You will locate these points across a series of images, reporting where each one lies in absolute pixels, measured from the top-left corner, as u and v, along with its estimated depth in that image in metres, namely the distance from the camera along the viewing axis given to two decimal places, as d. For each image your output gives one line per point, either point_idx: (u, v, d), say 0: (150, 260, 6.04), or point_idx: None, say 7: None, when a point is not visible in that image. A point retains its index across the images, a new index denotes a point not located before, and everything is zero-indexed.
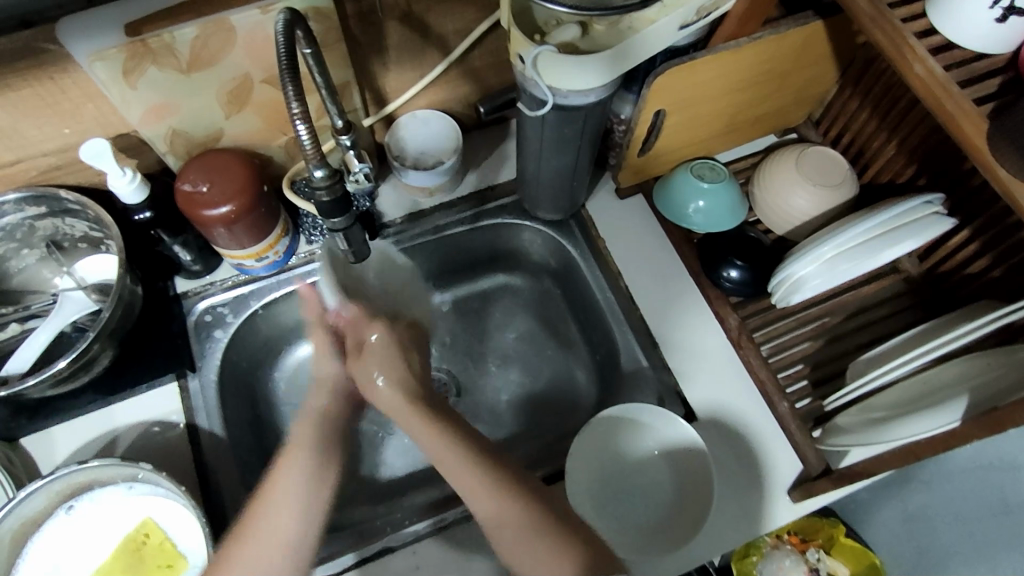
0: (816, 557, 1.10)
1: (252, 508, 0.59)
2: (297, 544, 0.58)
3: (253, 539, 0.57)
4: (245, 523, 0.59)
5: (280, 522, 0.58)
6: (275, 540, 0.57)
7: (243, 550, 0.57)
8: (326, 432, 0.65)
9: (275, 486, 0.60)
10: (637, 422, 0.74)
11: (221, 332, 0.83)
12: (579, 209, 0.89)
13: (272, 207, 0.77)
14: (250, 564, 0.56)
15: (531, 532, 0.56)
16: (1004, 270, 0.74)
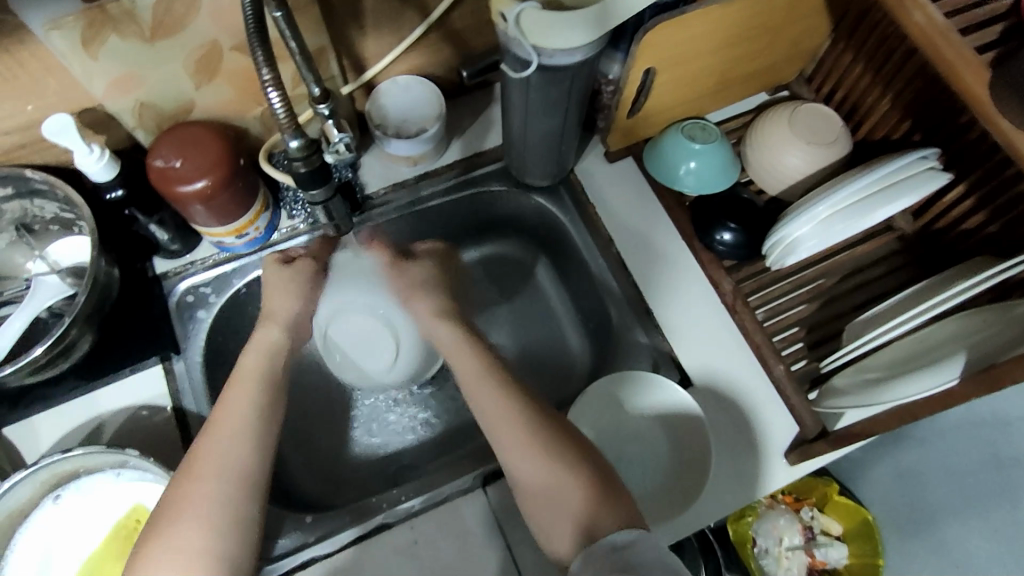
0: (810, 515, 1.13)
1: (194, 455, 0.61)
2: (240, 479, 0.61)
3: (203, 471, 0.60)
4: (195, 457, 0.61)
5: (227, 450, 0.62)
6: (223, 471, 0.60)
7: (199, 481, 0.60)
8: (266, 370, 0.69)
9: (216, 431, 0.63)
10: (638, 389, 0.74)
11: (204, 312, 0.80)
12: (568, 174, 0.87)
13: (250, 181, 0.74)
14: (203, 498, 0.58)
15: (555, 452, 0.62)
16: (1001, 225, 0.73)
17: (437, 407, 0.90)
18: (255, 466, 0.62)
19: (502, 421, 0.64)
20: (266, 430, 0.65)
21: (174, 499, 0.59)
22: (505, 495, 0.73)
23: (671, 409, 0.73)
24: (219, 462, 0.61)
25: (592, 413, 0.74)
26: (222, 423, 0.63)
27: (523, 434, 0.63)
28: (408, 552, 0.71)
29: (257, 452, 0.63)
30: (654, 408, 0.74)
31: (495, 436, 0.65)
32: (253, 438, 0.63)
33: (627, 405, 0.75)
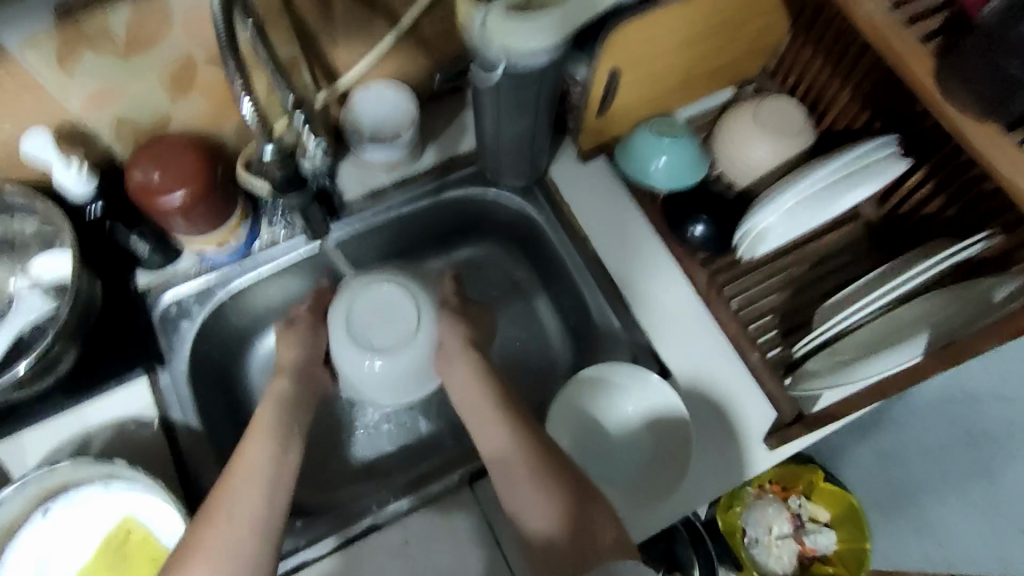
0: (798, 503, 1.15)
1: (214, 495, 0.61)
2: (262, 529, 0.59)
3: (221, 519, 0.59)
4: (211, 502, 0.60)
5: (250, 499, 0.61)
6: (243, 518, 0.59)
7: (217, 524, 0.58)
8: (286, 421, 0.69)
9: (236, 474, 0.62)
10: (619, 381, 0.75)
11: (188, 323, 0.81)
12: (543, 175, 0.88)
13: (229, 191, 0.76)
14: (220, 538, 0.57)
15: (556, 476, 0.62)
16: (959, 208, 0.76)
17: (423, 410, 0.91)
18: (273, 513, 0.61)
19: (514, 447, 0.65)
20: (286, 472, 0.64)
21: (190, 546, 0.57)
22: (492, 491, 0.75)
23: (650, 403, 0.74)
24: (239, 503, 0.60)
25: (579, 400, 0.76)
26: (240, 464, 0.63)
27: (518, 440, 0.65)
28: (399, 551, 0.72)
29: (276, 496, 0.62)
30: (631, 403, 0.75)
31: (503, 456, 0.65)
32: (275, 480, 0.63)
33: (609, 397, 0.76)
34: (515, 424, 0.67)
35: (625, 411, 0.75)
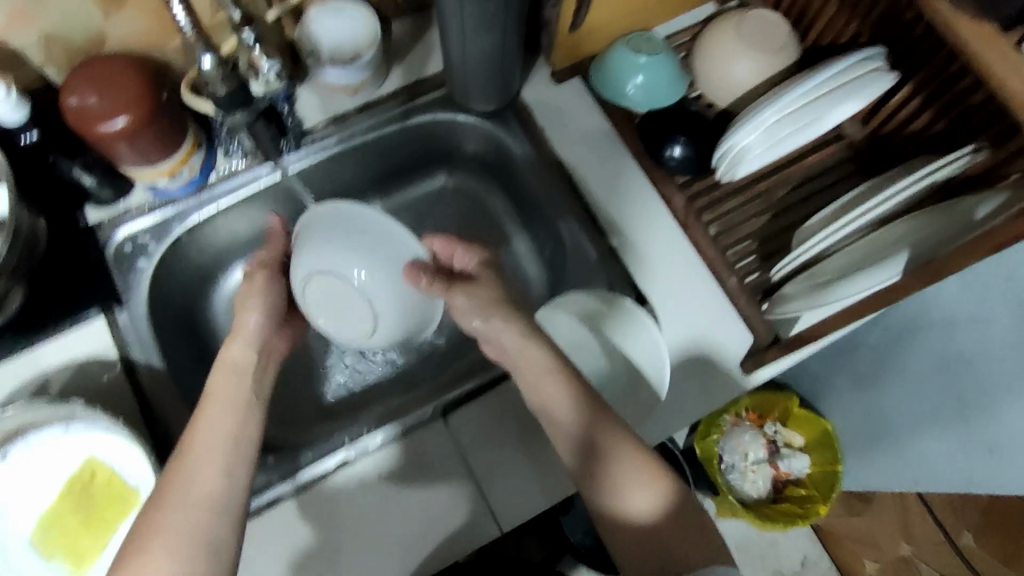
0: (773, 430, 1.22)
1: (169, 470, 0.53)
2: (223, 507, 0.52)
3: (173, 498, 0.51)
4: (165, 483, 0.52)
5: (206, 473, 0.53)
6: (202, 499, 0.51)
7: (172, 505, 0.50)
8: (242, 385, 0.61)
9: (189, 448, 0.54)
10: (609, 317, 0.72)
11: (145, 261, 0.77)
12: (515, 97, 0.84)
13: (177, 117, 0.70)
14: (175, 525, 0.49)
15: (619, 451, 0.58)
16: (946, 123, 0.73)
17: (396, 345, 0.89)
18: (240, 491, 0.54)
19: (552, 411, 0.61)
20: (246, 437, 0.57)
21: (142, 529, 0.49)
22: (466, 423, 0.74)
23: (637, 350, 0.72)
24: (194, 479, 0.52)
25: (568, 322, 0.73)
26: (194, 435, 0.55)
27: (560, 396, 0.61)
28: (373, 483, 0.71)
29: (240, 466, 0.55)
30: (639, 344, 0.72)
31: (549, 412, 0.61)
32: (234, 449, 0.55)
33: (600, 330, 0.72)
34: (537, 380, 0.62)
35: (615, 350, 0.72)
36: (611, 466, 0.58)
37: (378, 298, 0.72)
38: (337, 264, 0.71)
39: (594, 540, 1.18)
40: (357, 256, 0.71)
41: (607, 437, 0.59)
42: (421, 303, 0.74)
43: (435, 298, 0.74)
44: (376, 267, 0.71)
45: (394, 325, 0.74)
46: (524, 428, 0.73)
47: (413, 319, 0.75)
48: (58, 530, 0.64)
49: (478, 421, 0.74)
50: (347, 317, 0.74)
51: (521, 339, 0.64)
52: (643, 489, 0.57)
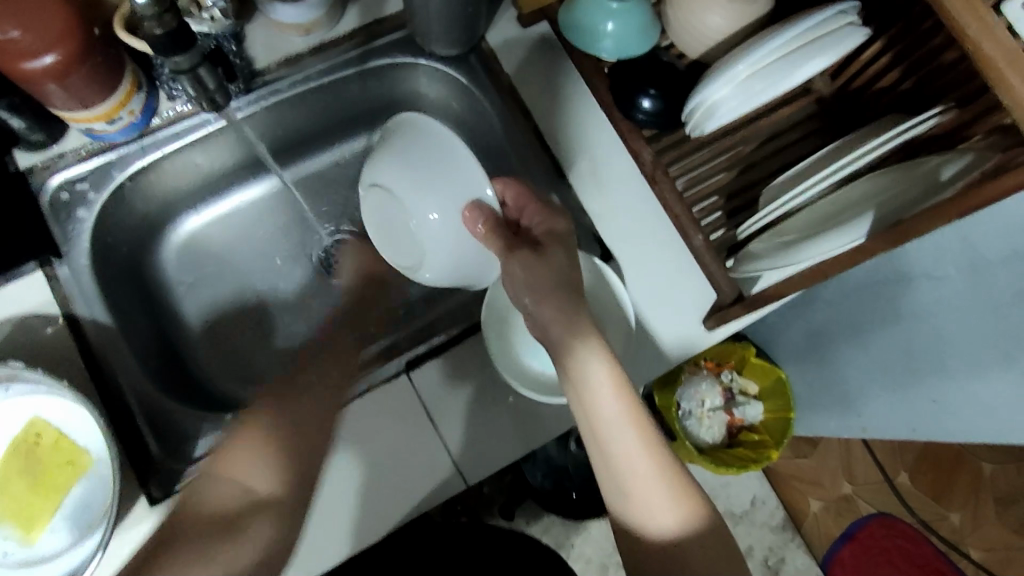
0: (730, 377, 1.26)
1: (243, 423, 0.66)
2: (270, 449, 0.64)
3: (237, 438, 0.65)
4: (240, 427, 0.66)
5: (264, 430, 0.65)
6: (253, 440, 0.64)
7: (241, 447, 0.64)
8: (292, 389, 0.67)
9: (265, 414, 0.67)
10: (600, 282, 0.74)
11: (86, 211, 0.72)
12: (479, 41, 0.80)
13: (112, 56, 0.65)
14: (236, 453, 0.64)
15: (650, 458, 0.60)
16: (914, 82, 0.72)
17: (357, 298, 0.88)
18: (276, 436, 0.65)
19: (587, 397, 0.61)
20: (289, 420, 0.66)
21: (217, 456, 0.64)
22: (431, 379, 0.73)
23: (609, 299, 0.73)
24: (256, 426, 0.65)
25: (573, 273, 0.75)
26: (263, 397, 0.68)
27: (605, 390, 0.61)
28: (336, 442, 0.70)
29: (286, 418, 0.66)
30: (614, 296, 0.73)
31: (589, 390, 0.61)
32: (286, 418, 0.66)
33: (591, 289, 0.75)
34: (575, 348, 0.62)
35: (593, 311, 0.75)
36: (643, 478, 0.59)
37: (432, 241, 0.71)
38: (404, 192, 0.72)
39: (555, 484, 1.21)
40: (427, 194, 0.70)
41: (631, 439, 0.60)
42: (474, 262, 0.72)
43: (490, 256, 0.72)
44: (443, 206, 0.69)
45: (439, 269, 0.73)
46: (488, 383, 0.73)
47: (462, 274, 0.73)
48: (3, 494, 0.62)
49: (442, 377, 0.73)
50: (400, 244, 0.75)
51: (565, 327, 0.63)
52: (670, 505, 0.59)
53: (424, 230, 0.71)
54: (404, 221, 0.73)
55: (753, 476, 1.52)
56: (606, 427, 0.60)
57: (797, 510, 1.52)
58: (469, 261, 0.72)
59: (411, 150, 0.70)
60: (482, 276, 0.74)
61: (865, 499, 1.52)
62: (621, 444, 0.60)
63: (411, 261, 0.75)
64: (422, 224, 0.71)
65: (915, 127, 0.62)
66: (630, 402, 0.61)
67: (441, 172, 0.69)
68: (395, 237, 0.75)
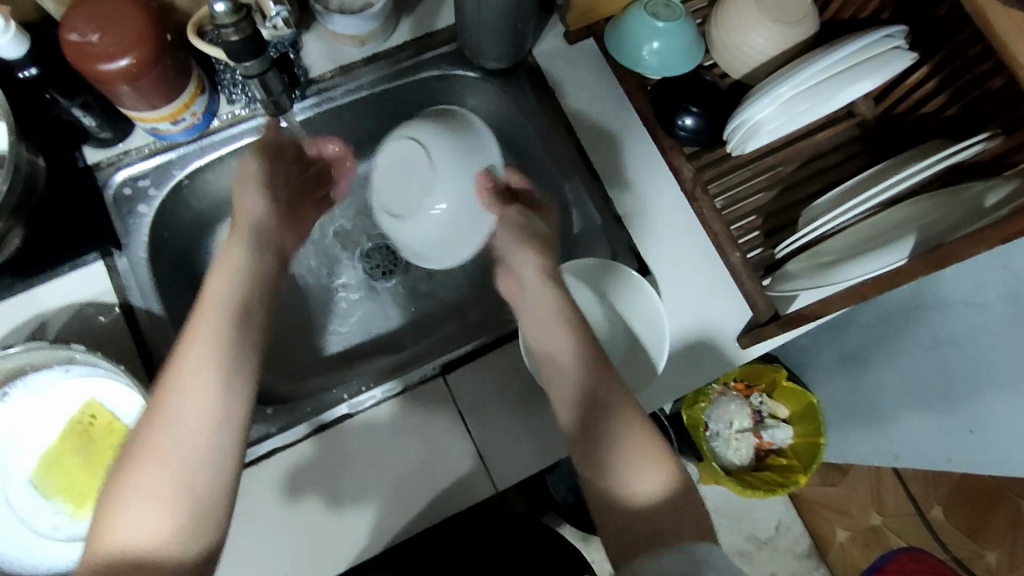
0: (759, 400, 1.25)
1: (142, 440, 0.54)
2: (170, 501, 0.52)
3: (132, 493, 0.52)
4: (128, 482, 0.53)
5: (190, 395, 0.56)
6: (149, 498, 0.52)
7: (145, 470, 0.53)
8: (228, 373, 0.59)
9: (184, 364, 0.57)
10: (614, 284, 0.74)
11: (146, 207, 0.76)
12: (526, 56, 0.83)
13: (181, 59, 0.68)
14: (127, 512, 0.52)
15: (617, 422, 0.61)
16: (959, 108, 0.72)
17: (396, 301, 0.90)
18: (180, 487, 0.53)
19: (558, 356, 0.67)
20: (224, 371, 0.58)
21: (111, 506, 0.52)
22: (465, 381, 0.74)
23: (638, 311, 0.73)
24: (154, 467, 0.53)
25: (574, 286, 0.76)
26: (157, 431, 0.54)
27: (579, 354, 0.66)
28: (370, 440, 0.72)
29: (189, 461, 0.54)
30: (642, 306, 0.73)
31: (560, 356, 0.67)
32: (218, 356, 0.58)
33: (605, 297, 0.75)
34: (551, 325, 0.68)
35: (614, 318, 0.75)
36: (611, 450, 0.60)
37: (427, 219, 0.78)
38: (420, 167, 0.77)
39: (578, 498, 1.21)
40: (440, 187, 0.76)
41: (610, 416, 0.62)
42: (451, 246, 0.80)
43: (466, 251, 0.81)
44: (459, 192, 0.77)
45: (418, 238, 0.80)
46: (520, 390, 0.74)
47: (431, 251, 0.81)
48: (57, 471, 0.65)
49: (475, 379, 0.75)
50: (396, 196, 0.80)
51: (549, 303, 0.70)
52: (645, 470, 0.59)
53: (421, 211, 0.77)
54: (403, 189, 0.79)
55: (777, 500, 1.50)
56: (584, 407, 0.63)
57: (823, 539, 1.49)
58: (439, 239, 0.80)
59: (454, 138, 0.77)
60: (442, 256, 0.82)
61: (895, 532, 1.49)
62: (598, 417, 0.62)
63: (398, 213, 0.80)
64: (423, 209, 0.77)
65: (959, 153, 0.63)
66: (608, 386, 0.64)
67: (473, 165, 0.77)
68: (380, 201, 0.82)
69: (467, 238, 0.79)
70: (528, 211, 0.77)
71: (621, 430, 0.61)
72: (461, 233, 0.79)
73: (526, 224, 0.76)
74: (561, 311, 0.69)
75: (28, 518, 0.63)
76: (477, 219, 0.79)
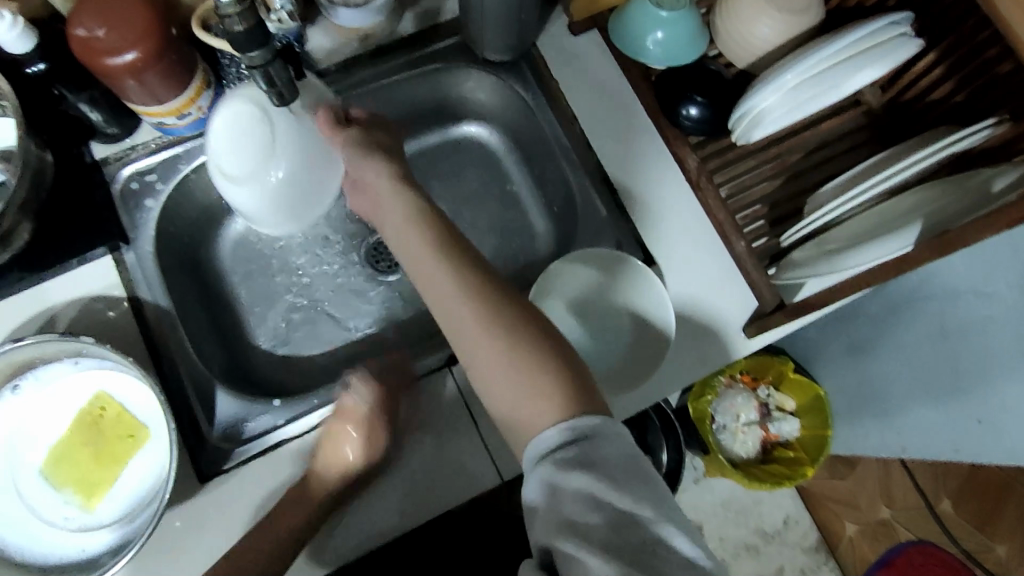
0: (766, 393, 1.25)
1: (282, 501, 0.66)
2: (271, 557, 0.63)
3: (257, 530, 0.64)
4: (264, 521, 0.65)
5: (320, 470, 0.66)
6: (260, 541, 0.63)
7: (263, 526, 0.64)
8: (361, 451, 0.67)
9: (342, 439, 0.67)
10: (620, 273, 0.75)
11: (153, 201, 0.77)
12: (530, 47, 0.83)
13: (186, 54, 0.68)
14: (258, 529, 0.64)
15: (531, 357, 0.55)
16: (967, 95, 0.72)
17: (401, 293, 0.89)
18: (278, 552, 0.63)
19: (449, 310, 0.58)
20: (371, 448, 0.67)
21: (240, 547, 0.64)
22: (470, 373, 0.75)
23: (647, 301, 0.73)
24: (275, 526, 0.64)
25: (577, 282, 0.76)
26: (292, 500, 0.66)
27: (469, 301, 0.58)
28: None
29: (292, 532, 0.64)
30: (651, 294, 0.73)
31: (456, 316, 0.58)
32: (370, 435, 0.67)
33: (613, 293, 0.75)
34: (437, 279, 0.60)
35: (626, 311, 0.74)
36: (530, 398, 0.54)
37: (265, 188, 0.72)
38: (246, 135, 0.70)
39: None
40: (283, 155, 0.70)
41: (549, 423, 0.52)
42: (272, 215, 0.76)
43: (298, 211, 0.77)
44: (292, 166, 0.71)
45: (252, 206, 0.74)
46: None
47: (265, 217, 0.76)
48: (68, 463, 0.65)
49: None
50: (230, 157, 0.71)
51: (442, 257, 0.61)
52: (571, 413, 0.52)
53: (264, 184, 0.71)
54: (278, 151, 0.70)
55: (785, 494, 1.50)
56: (513, 408, 0.54)
57: (831, 533, 1.49)
58: (304, 199, 0.76)
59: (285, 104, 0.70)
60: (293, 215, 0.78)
61: (903, 525, 1.49)
62: (534, 407, 0.53)
63: (235, 174, 0.71)
64: (263, 179, 0.71)
65: (964, 140, 0.62)
66: (533, 358, 0.55)
67: (292, 143, 0.70)
68: (243, 155, 0.70)
69: (314, 185, 0.75)
70: (371, 128, 0.71)
71: (534, 368, 0.55)
72: (298, 201, 0.76)
73: (369, 140, 0.69)
74: (469, 296, 0.58)
75: (39, 508, 0.64)
76: (321, 156, 0.73)
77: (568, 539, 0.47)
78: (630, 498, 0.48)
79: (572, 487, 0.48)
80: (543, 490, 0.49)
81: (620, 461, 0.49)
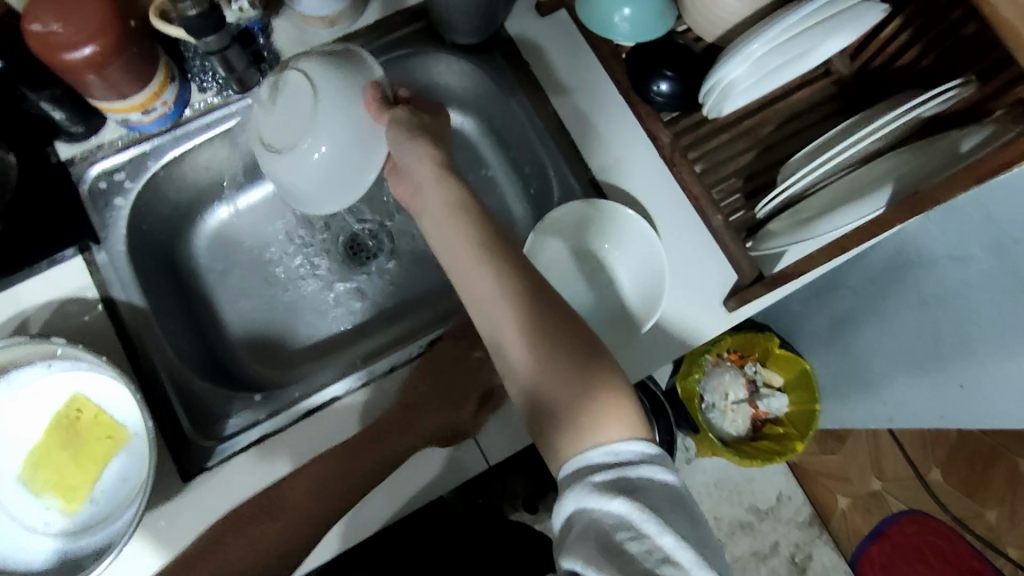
0: (753, 369, 1.26)
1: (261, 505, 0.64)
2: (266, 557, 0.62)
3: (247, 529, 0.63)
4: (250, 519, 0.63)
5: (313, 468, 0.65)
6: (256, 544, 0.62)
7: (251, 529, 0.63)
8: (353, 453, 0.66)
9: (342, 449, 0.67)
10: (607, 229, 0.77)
11: (122, 199, 0.76)
12: (498, 30, 0.82)
13: (147, 47, 0.67)
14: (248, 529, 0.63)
15: (555, 352, 0.55)
16: (934, 59, 0.72)
17: (380, 284, 0.89)
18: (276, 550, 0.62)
19: (480, 300, 0.58)
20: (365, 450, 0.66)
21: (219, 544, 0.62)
22: (452, 359, 0.74)
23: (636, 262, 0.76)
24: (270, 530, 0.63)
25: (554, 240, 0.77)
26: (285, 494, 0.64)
27: (501, 295, 0.57)
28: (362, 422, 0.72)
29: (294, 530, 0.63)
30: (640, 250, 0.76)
31: (486, 308, 0.58)
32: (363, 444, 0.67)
33: (589, 244, 0.78)
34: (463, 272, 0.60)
35: (605, 262, 0.78)
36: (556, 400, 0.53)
37: (309, 163, 0.69)
38: (300, 103, 0.67)
39: None
40: (322, 128, 0.67)
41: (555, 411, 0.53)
42: (315, 193, 0.72)
43: (345, 194, 0.73)
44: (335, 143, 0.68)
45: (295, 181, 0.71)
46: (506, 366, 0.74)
47: (309, 195, 0.73)
48: (47, 467, 0.64)
49: (463, 357, 0.74)
50: (282, 125, 0.69)
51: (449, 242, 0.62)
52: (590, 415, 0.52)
53: (301, 158, 0.68)
54: (321, 124, 0.67)
55: (777, 471, 1.50)
56: (555, 405, 0.53)
57: (824, 507, 1.50)
58: (350, 179, 0.72)
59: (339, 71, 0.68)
60: (342, 195, 0.74)
61: (893, 495, 1.50)
62: (555, 407, 0.53)
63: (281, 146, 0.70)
64: (301, 153, 0.68)
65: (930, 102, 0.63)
66: (568, 367, 0.55)
67: (341, 115, 0.67)
68: (290, 124, 0.68)
69: (360, 172, 0.71)
70: (418, 110, 0.68)
71: (563, 364, 0.55)
72: (344, 183, 0.72)
73: (416, 122, 0.67)
74: (519, 296, 0.57)
75: (19, 514, 0.63)
76: (371, 138, 0.70)
77: (602, 565, 0.44)
78: (674, 530, 0.46)
79: (613, 510, 0.46)
80: (582, 510, 0.47)
81: (665, 494, 0.47)
